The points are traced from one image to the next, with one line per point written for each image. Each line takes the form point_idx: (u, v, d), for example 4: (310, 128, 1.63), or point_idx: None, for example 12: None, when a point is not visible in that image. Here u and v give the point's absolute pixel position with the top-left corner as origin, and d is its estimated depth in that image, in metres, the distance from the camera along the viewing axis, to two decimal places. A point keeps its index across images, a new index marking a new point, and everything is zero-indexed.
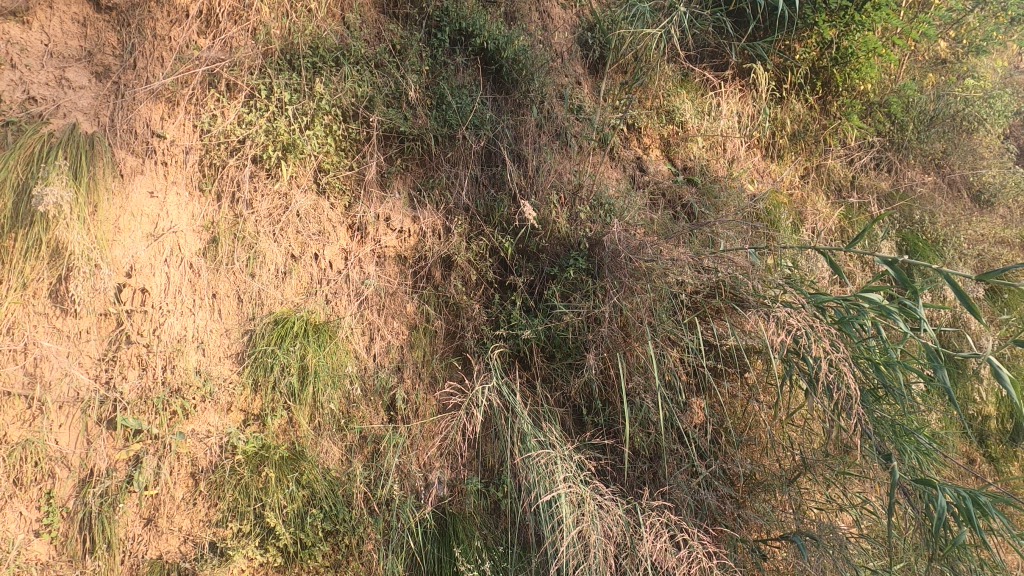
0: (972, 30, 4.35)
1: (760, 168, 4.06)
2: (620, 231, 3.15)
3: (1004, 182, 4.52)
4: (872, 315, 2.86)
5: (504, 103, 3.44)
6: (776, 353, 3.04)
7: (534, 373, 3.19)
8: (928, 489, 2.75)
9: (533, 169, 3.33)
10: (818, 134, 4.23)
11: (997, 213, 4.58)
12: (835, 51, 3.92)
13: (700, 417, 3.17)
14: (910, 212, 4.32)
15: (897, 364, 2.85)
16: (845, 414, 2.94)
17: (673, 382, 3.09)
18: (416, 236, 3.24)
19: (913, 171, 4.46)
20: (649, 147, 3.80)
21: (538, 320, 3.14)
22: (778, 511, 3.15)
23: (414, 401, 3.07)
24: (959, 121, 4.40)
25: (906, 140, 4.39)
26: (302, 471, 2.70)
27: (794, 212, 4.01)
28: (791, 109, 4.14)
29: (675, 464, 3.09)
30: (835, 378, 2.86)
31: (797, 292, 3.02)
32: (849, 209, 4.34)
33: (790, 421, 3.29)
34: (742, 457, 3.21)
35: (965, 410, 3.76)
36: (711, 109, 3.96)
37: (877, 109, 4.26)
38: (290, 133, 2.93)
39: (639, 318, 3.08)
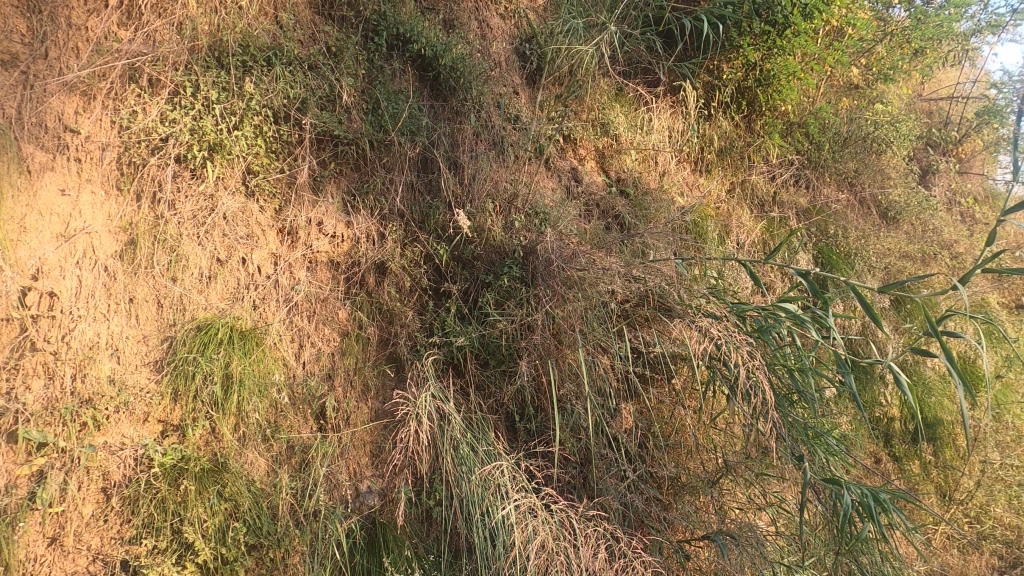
0: (881, 59, 4.88)
1: (689, 182, 4.39)
2: (554, 241, 3.15)
3: (907, 202, 5.05)
4: (788, 324, 2.91)
5: (441, 110, 3.44)
6: (699, 362, 2.96)
7: (467, 380, 3.12)
8: (836, 489, 2.72)
9: (468, 177, 3.35)
10: (742, 150, 4.61)
11: (901, 229, 5.06)
12: (759, 73, 4.31)
13: (630, 423, 3.10)
14: (826, 227, 4.73)
15: (810, 371, 2.89)
16: (763, 419, 2.86)
17: (603, 389, 3.02)
18: (350, 242, 3.22)
19: (829, 188, 4.95)
20: (584, 158, 4.03)
21: (472, 327, 3.09)
22: (701, 512, 3.09)
23: (345, 409, 3.06)
24: (869, 142, 4.93)
25: (821, 158, 4.84)
26: (224, 483, 2.66)
27: (720, 225, 4.27)
28: (718, 126, 4.51)
29: (605, 468, 3.02)
30: (754, 385, 2.80)
31: (719, 302, 3.03)
32: (771, 223, 4.68)
33: (713, 425, 3.21)
34: (668, 461, 3.14)
35: (870, 413, 4.11)
36: (643, 124, 4.25)
37: (795, 128, 4.71)
38: (217, 133, 2.83)
39: (571, 326, 3.03)
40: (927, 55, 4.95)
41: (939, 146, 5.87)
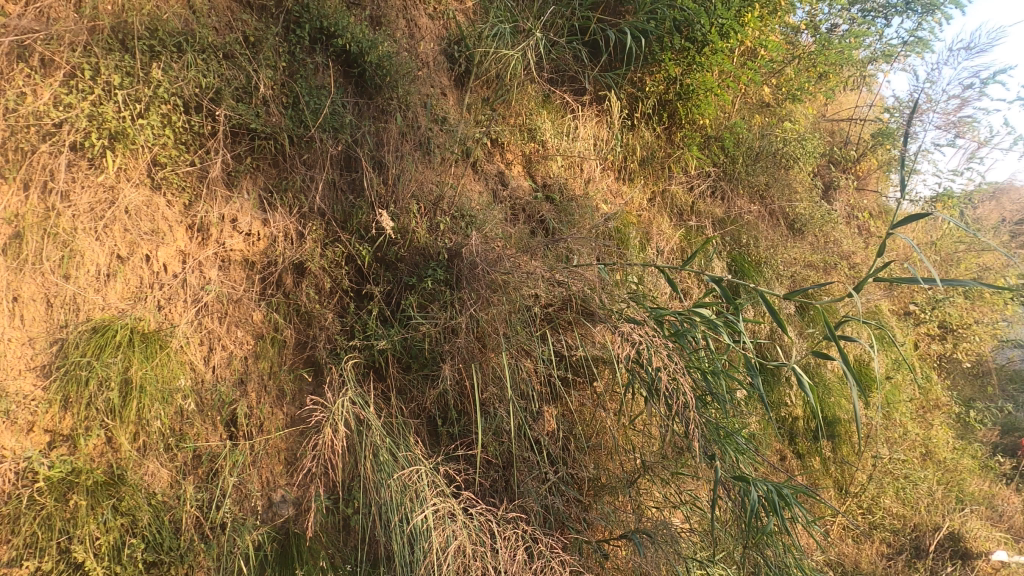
0: (790, 80, 5.18)
1: (612, 190, 4.50)
2: (479, 244, 3.14)
3: (811, 215, 5.38)
4: (703, 329, 3.02)
5: (365, 108, 3.38)
6: (619, 365, 3.03)
7: (388, 383, 3.07)
8: (744, 486, 2.84)
9: (393, 177, 3.30)
10: (663, 161, 4.77)
11: (806, 240, 5.41)
12: (679, 87, 4.50)
13: (552, 425, 3.13)
14: (739, 236, 4.96)
15: (723, 373, 3.02)
16: (679, 420, 2.95)
17: (527, 392, 3.03)
18: (266, 241, 3.10)
19: (741, 200, 5.14)
20: (511, 163, 4.09)
21: (394, 329, 3.04)
22: (619, 512, 3.16)
23: (258, 416, 2.91)
24: (778, 158, 5.24)
25: (735, 171, 5.07)
26: (120, 497, 2.49)
27: (641, 232, 4.41)
28: (641, 136, 4.65)
29: (527, 471, 3.03)
30: (673, 389, 2.88)
31: (638, 306, 3.11)
32: (689, 231, 4.86)
33: (632, 426, 3.30)
34: (589, 462, 3.20)
35: (776, 412, 4.35)
36: (569, 131, 4.33)
37: (712, 142, 4.92)
38: (120, 121, 2.62)
39: (495, 329, 3.03)
40: (830, 79, 5.35)
41: (840, 163, 6.32)
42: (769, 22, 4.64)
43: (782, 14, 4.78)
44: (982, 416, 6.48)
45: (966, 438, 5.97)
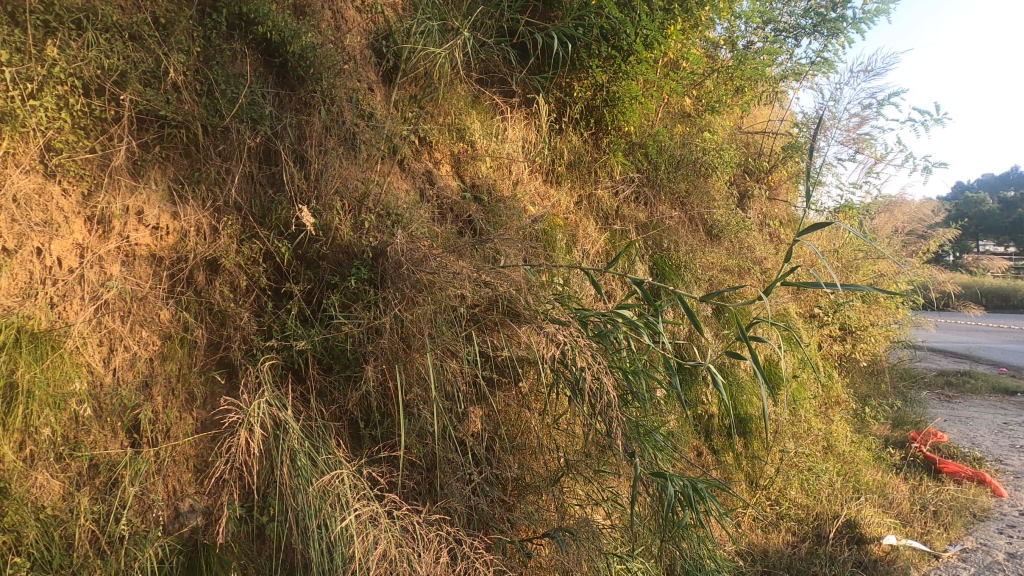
0: (709, 92, 5.44)
1: (540, 192, 4.53)
2: (404, 243, 3.10)
3: (728, 222, 5.63)
4: (625, 330, 3.12)
5: (287, 100, 3.27)
6: (544, 365, 3.07)
7: (308, 386, 2.96)
8: (661, 481, 2.94)
9: (315, 173, 3.20)
10: (590, 165, 4.89)
11: (723, 245, 5.65)
12: (606, 94, 4.61)
13: (477, 426, 3.11)
14: (661, 241, 5.09)
15: (643, 373, 3.12)
16: (602, 418, 3.01)
17: (452, 393, 3.00)
18: (176, 235, 2.92)
19: (663, 206, 5.32)
20: (439, 162, 4.05)
21: (315, 329, 2.94)
22: (542, 511, 3.17)
23: (165, 422, 2.74)
24: (697, 166, 5.47)
25: (657, 178, 5.26)
26: (3, 513, 2.25)
27: (568, 234, 4.46)
28: (568, 140, 4.75)
29: (451, 473, 3.00)
30: (596, 388, 2.94)
31: (563, 307, 3.17)
32: (613, 235, 4.92)
33: (556, 425, 3.34)
34: (513, 462, 3.21)
35: (693, 409, 4.53)
36: (498, 132, 4.37)
37: (636, 148, 5.08)
38: (7, 101, 2.40)
39: (420, 329, 2.97)
40: (746, 92, 5.64)
41: (754, 173, 6.68)
42: (690, 35, 4.85)
43: (702, 28, 5.01)
44: (877, 412, 6.99)
45: (863, 432, 6.41)
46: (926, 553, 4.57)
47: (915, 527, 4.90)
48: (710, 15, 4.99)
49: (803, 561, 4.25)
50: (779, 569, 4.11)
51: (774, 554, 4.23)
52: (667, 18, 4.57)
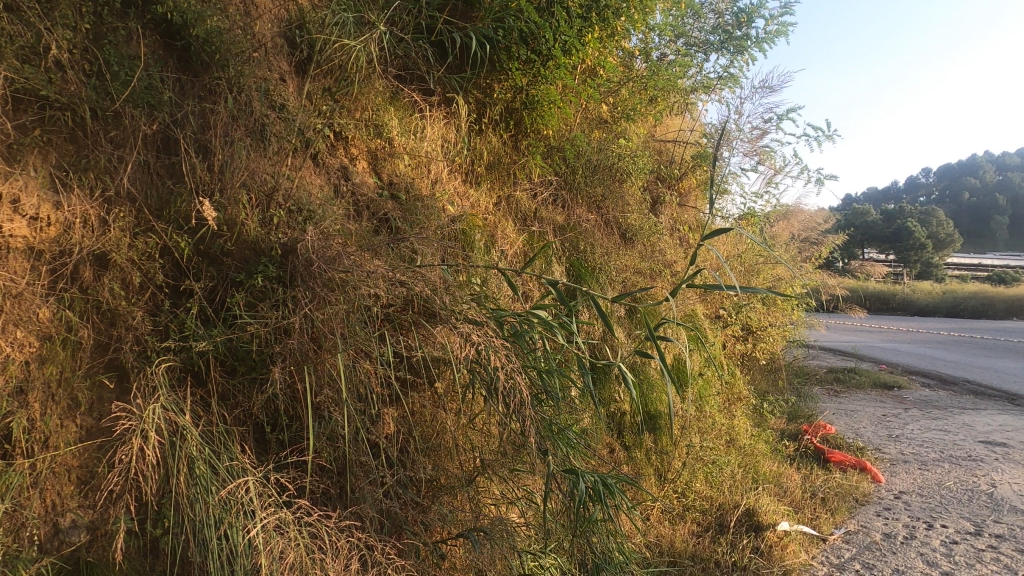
0: (624, 100, 5.63)
1: (459, 191, 4.51)
2: (316, 240, 2.99)
3: (640, 226, 5.85)
4: (540, 329, 3.16)
5: (190, 86, 3.11)
6: (459, 365, 3.06)
7: (209, 390, 2.79)
8: (573, 478, 3.00)
9: (218, 165, 3.04)
10: (508, 167, 4.98)
11: (636, 249, 5.84)
12: (525, 97, 4.79)
13: (392, 428, 3.05)
14: (577, 243, 5.20)
15: (557, 372, 3.17)
16: (517, 417, 3.04)
17: (365, 395, 2.93)
18: (59, 228, 2.67)
19: (581, 209, 5.42)
20: (355, 158, 3.97)
21: (217, 330, 2.79)
22: (457, 512, 3.15)
23: (42, 430, 2.50)
24: (613, 171, 5.64)
25: (574, 182, 5.38)
26: None
27: (486, 235, 4.45)
28: (487, 140, 4.84)
29: (363, 476, 2.92)
30: (509, 387, 2.97)
31: (479, 307, 3.17)
32: (531, 236, 4.97)
33: (472, 425, 3.33)
34: (427, 463, 3.17)
35: (605, 407, 4.67)
36: (417, 129, 4.32)
37: (554, 151, 5.20)
38: None
39: (331, 330, 2.87)
40: (659, 102, 5.88)
41: (666, 180, 6.97)
42: (608, 44, 5.00)
43: (619, 38, 5.18)
44: (774, 406, 7.47)
45: (762, 426, 6.83)
46: (814, 537, 4.92)
47: (805, 513, 5.27)
48: (626, 25, 5.18)
49: (706, 549, 4.46)
50: (684, 558, 4.28)
51: (680, 544, 4.41)
52: (584, 26, 4.68)
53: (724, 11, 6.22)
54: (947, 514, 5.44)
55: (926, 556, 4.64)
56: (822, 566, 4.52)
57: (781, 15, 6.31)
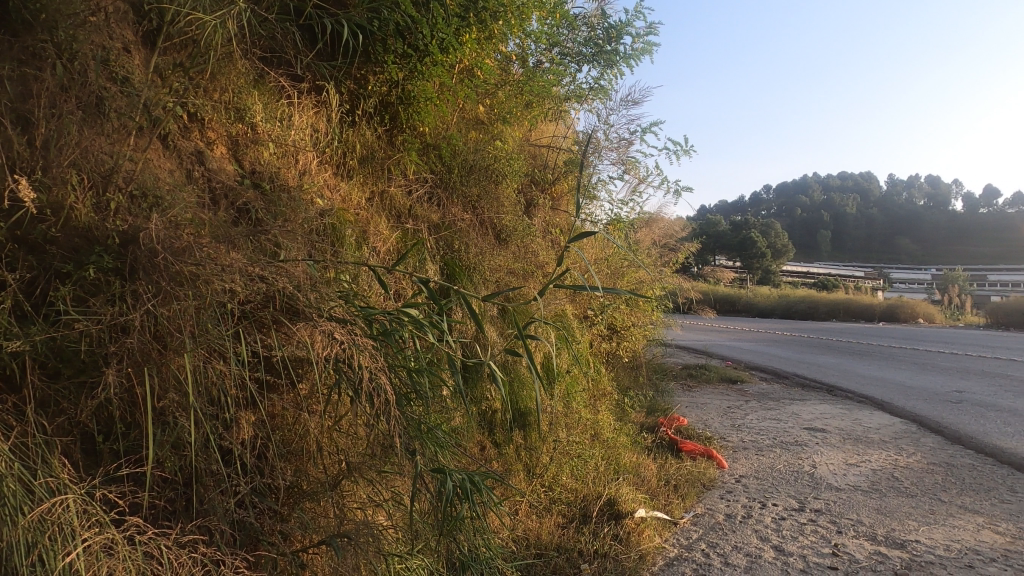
0: (501, 103, 5.73)
1: (331, 184, 4.32)
2: (162, 229, 2.73)
3: (514, 227, 5.87)
4: (410, 328, 3.11)
5: (8, 47, 2.72)
6: (323, 366, 2.94)
7: (25, 395, 2.44)
8: (441, 477, 2.99)
9: (41, 141, 2.71)
10: (382, 162, 4.89)
11: (510, 249, 5.87)
12: (401, 92, 4.86)
13: (248, 433, 2.85)
14: (452, 241, 5.16)
15: (427, 371, 3.12)
16: (384, 417, 2.97)
17: (217, 398, 2.72)
18: None
19: (455, 208, 5.40)
20: (213, 142, 3.69)
21: (36, 327, 2.46)
22: (320, 519, 3.01)
23: None
24: (489, 173, 5.67)
25: (450, 181, 5.38)
26: None
27: (358, 230, 4.25)
28: (361, 133, 4.75)
29: (214, 487, 2.71)
30: (376, 387, 2.90)
31: (347, 305, 3.06)
32: (406, 233, 4.85)
33: (339, 428, 3.13)
34: (287, 469, 3.00)
35: (475, 404, 4.72)
36: (283, 117, 4.11)
37: (430, 149, 5.21)
38: None
39: (178, 328, 2.62)
40: (534, 108, 6.06)
41: (540, 183, 7.19)
42: (485, 46, 5.17)
43: (496, 42, 5.30)
44: (635, 401, 7.95)
45: (623, 419, 7.23)
46: (667, 521, 5.29)
47: (660, 499, 5.66)
48: (503, 29, 5.29)
49: (570, 539, 4.63)
50: (549, 550, 4.42)
51: (545, 535, 4.54)
52: (462, 25, 4.88)
53: (595, 25, 6.52)
54: (777, 494, 6.10)
55: (759, 533, 5.16)
56: (673, 548, 4.87)
57: (646, 34, 6.74)
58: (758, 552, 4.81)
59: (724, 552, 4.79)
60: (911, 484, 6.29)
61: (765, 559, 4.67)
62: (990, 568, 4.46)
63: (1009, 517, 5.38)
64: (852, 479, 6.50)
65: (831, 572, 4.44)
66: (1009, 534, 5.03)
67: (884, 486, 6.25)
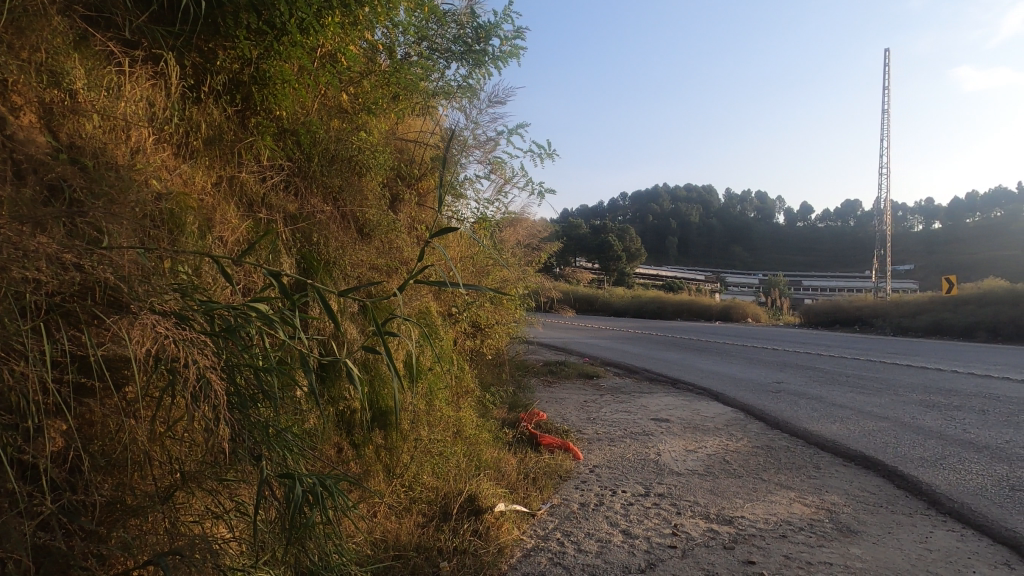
0: (365, 93, 5.55)
1: (169, 164, 3.90)
2: None
3: (379, 221, 5.54)
4: (257, 324, 2.88)
5: None
6: (152, 366, 2.65)
7: None
8: (289, 483, 2.81)
9: None
10: (233, 145, 4.53)
11: (374, 244, 5.57)
12: (254, 71, 4.61)
13: (56, 443, 2.49)
14: (310, 234, 4.85)
15: (276, 371, 2.88)
16: (223, 420, 2.73)
17: (15, 404, 2.34)
18: None
19: (315, 198, 5.11)
20: (21, 109, 3.18)
21: None
22: (147, 536, 2.69)
23: None
24: (353, 164, 5.37)
25: (310, 170, 5.09)
26: None
27: (201, 217, 3.86)
28: (208, 112, 4.40)
29: (9, 508, 2.32)
30: (209, 388, 2.65)
31: (184, 300, 2.81)
32: (258, 223, 4.49)
33: (172, 435, 2.85)
34: (106, 482, 2.66)
35: (331, 403, 4.54)
36: (112, 86, 3.68)
37: (288, 135, 4.93)
38: None
39: None
40: (401, 101, 5.92)
41: (406, 178, 7.02)
42: (349, 31, 5.00)
43: (361, 28, 5.13)
44: (497, 397, 8.08)
45: (486, 415, 7.31)
46: (525, 514, 5.43)
47: (519, 493, 5.78)
48: (369, 16, 5.14)
49: (429, 538, 4.57)
50: (408, 550, 4.34)
51: (404, 536, 4.45)
52: (324, 7, 4.72)
53: (465, 24, 6.50)
54: (626, 481, 6.51)
55: (609, 518, 5.47)
56: (530, 540, 5.00)
57: (514, 38, 6.88)
58: (607, 536, 5.09)
59: (578, 540, 5.01)
60: (739, 466, 7.02)
61: (613, 543, 4.96)
62: (799, 535, 5.08)
63: (815, 491, 6.18)
64: (690, 464, 7.11)
65: (670, 550, 4.82)
66: (814, 505, 5.78)
67: (717, 469, 6.91)
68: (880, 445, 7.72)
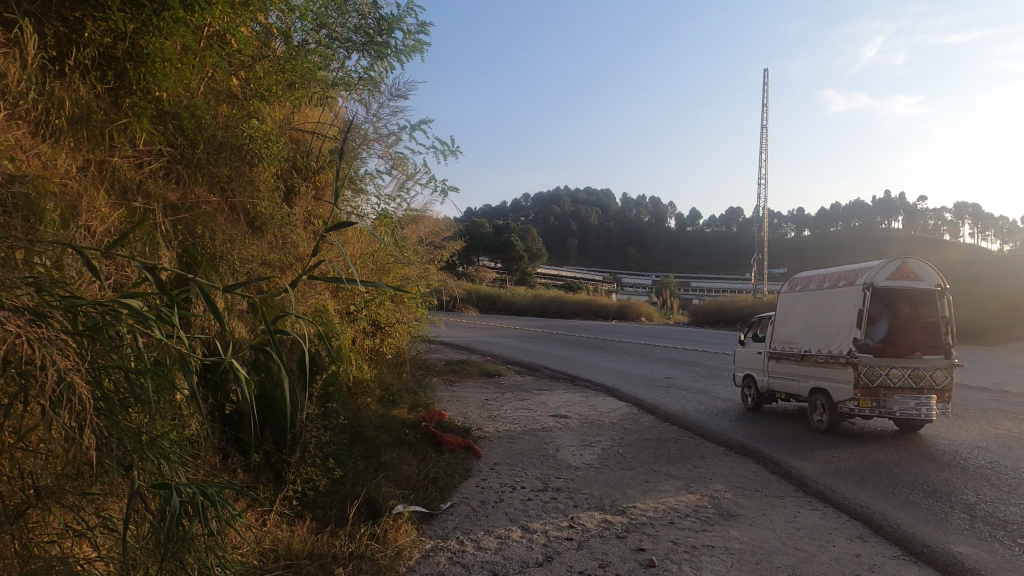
0: (258, 78, 5.23)
1: (24, 142, 3.46)
2: None
3: (271, 215, 5.26)
4: (129, 323, 2.62)
5: None
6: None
7: None
8: (165, 494, 2.59)
9: None
10: (103, 126, 4.14)
11: (265, 239, 5.30)
12: (131, 47, 4.23)
13: None
14: (193, 226, 4.50)
15: (151, 373, 2.63)
16: (86, 427, 2.48)
17: None
18: None
19: (200, 187, 4.76)
20: None
21: None
22: None
23: None
24: (243, 153, 5.04)
25: (194, 158, 4.73)
26: None
27: (63, 204, 3.49)
28: (73, 88, 3.99)
29: None
30: (69, 392, 2.41)
31: (43, 296, 2.56)
32: (132, 212, 4.10)
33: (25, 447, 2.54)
34: None
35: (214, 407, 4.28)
36: None
37: (169, 118, 4.55)
38: None
39: None
40: (297, 90, 5.65)
41: (302, 170, 6.70)
42: (240, 12, 4.68)
43: (253, 10, 4.83)
44: (397, 397, 7.92)
45: (385, 416, 7.14)
46: (425, 515, 5.35)
47: (419, 493, 5.68)
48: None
49: (323, 545, 4.38)
50: (300, 559, 4.14)
51: (296, 544, 4.24)
52: None
53: (367, 14, 6.29)
54: (524, 477, 6.61)
55: (509, 515, 5.52)
56: (429, 540, 4.94)
57: (418, 32, 6.76)
58: (506, 533, 5.13)
59: (477, 538, 5.01)
60: (632, 459, 7.33)
61: (512, 539, 5.00)
62: (685, 522, 5.39)
63: (700, 479, 6.58)
64: (587, 458, 7.34)
65: (567, 542, 4.94)
66: (699, 493, 6.15)
67: (611, 462, 7.18)
68: (757, 435, 8.35)
